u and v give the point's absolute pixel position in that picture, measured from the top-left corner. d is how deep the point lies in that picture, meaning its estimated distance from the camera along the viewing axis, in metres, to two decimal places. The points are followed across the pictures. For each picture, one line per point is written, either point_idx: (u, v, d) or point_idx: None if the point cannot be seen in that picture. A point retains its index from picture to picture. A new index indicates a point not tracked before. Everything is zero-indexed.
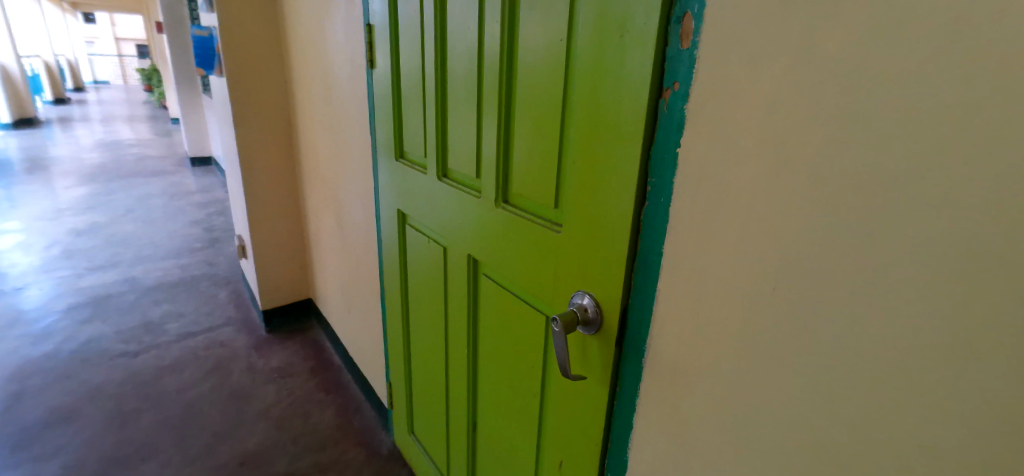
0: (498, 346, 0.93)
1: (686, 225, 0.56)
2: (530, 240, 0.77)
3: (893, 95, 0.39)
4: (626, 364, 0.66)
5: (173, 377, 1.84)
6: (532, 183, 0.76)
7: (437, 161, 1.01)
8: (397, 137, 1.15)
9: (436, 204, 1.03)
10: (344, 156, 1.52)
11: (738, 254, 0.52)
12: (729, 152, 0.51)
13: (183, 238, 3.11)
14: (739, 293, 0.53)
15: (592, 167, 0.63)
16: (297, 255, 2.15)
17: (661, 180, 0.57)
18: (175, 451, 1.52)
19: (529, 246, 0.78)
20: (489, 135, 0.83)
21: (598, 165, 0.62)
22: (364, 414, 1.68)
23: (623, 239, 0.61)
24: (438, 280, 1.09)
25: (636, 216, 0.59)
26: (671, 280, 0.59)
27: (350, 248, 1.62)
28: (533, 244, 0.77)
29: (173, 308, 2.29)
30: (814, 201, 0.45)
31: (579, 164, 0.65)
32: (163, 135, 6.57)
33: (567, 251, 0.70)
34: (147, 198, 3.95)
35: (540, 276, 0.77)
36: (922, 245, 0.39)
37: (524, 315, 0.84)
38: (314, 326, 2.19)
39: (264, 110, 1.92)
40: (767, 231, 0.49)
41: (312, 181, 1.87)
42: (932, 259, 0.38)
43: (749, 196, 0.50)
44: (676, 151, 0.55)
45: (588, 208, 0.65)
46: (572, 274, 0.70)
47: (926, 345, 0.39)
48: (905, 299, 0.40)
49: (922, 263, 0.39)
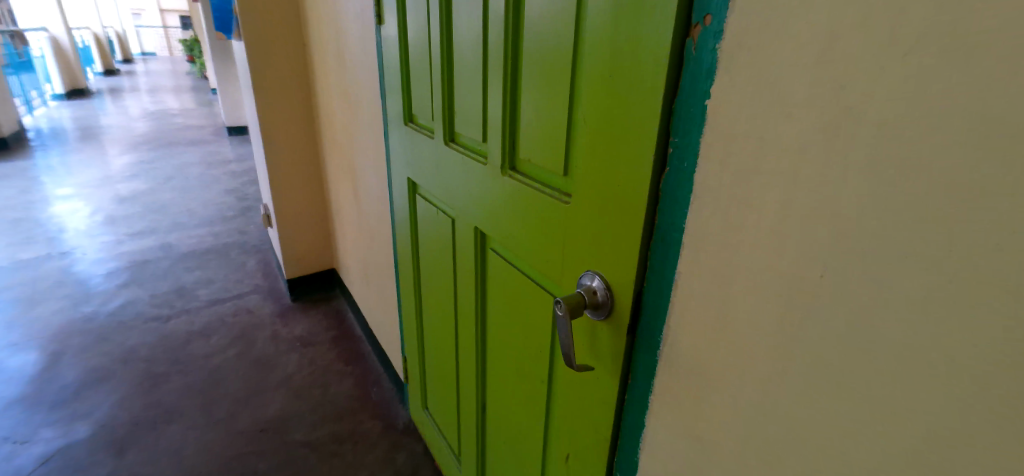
0: (505, 326, 0.86)
1: (708, 197, 0.47)
2: (537, 212, 0.69)
3: (993, 22, 0.28)
4: (639, 355, 0.57)
5: (201, 342, 1.87)
6: (539, 148, 0.67)
7: (444, 125, 0.93)
8: (406, 101, 1.08)
9: (443, 173, 0.96)
10: (358, 123, 1.46)
11: (766, 236, 0.43)
12: (756, 111, 0.41)
13: (217, 206, 3.17)
14: (764, 283, 0.44)
15: (605, 127, 0.54)
16: (319, 226, 2.14)
17: (685, 140, 0.47)
18: (199, 415, 1.54)
19: (536, 220, 0.69)
20: (495, 93, 0.74)
21: (611, 126, 0.53)
22: (382, 386, 1.67)
23: (637, 213, 0.52)
24: (447, 254, 1.02)
25: (654, 185, 0.50)
26: (690, 263, 0.50)
27: (366, 220, 1.57)
28: (540, 217, 0.68)
29: (204, 275, 2.33)
30: (873, 171, 0.35)
31: (589, 125, 0.56)
32: (204, 105, 6.72)
33: (576, 225, 0.61)
34: (186, 167, 4.04)
35: (548, 252, 0.69)
36: (999, 231, 0.29)
37: (532, 294, 0.76)
38: (338, 296, 2.19)
39: (283, 76, 1.88)
40: (803, 208, 0.39)
41: (331, 150, 1.83)
42: (1013, 248, 0.29)
43: (780, 165, 0.40)
44: (704, 104, 0.45)
45: (600, 176, 0.56)
46: (582, 251, 0.61)
47: (1008, 362, 0.30)
48: (971, 299, 0.31)
49: (999, 254, 0.29)
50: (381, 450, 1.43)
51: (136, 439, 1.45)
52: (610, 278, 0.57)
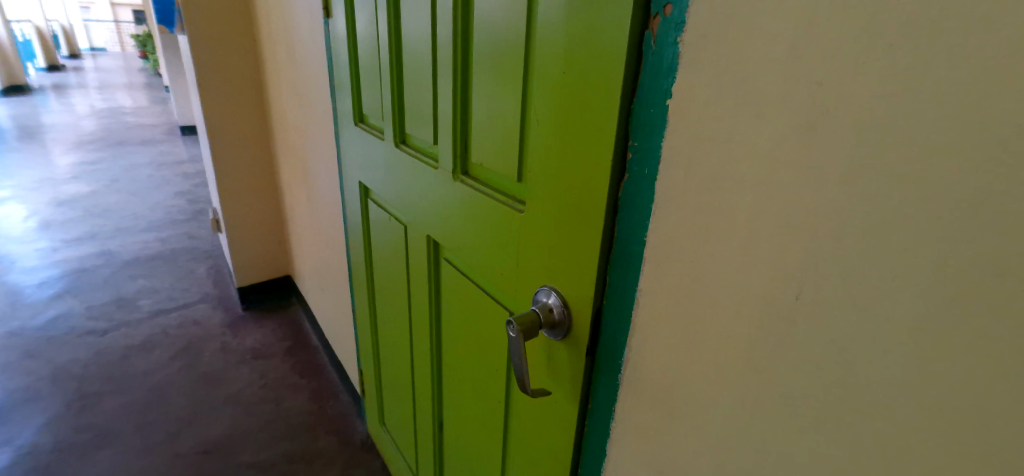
0: (461, 341, 0.80)
1: (670, 207, 0.42)
2: (490, 220, 0.64)
3: (985, 9, 0.24)
4: (599, 378, 0.52)
5: (142, 357, 1.74)
6: (492, 151, 0.61)
7: (394, 126, 0.86)
8: (357, 100, 1.01)
9: (394, 177, 0.89)
10: (310, 122, 1.37)
11: (735, 250, 0.38)
12: (722, 110, 0.37)
13: (166, 209, 2.99)
14: (732, 302, 0.39)
15: (559, 129, 0.49)
16: (273, 231, 2.03)
17: (645, 143, 0.42)
18: (136, 438, 1.42)
19: (490, 228, 0.64)
20: (446, 91, 0.68)
21: (566, 127, 0.48)
22: (339, 399, 1.58)
23: (595, 223, 0.47)
24: (400, 262, 0.96)
25: (613, 193, 0.45)
26: (651, 279, 0.45)
27: (320, 225, 1.49)
28: (494, 225, 0.63)
29: (149, 283, 2.18)
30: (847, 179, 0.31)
31: (543, 127, 0.51)
32: (157, 103, 6.41)
33: (531, 236, 0.56)
34: (135, 168, 3.82)
35: (502, 264, 0.63)
36: (992, 250, 0.25)
37: (487, 308, 0.70)
38: (294, 304, 2.08)
39: (232, 73, 1.77)
40: (774, 219, 0.35)
41: (284, 151, 1.74)
42: (1011, 271, 0.25)
43: (750, 170, 0.36)
44: (665, 103, 0.40)
45: (555, 182, 0.51)
46: (538, 263, 0.56)
47: (1002, 401, 0.26)
48: (967, 325, 0.27)
49: (991, 276, 0.26)
50: (336, 469, 1.35)
51: (63, 467, 1.33)
52: (567, 293, 0.52)
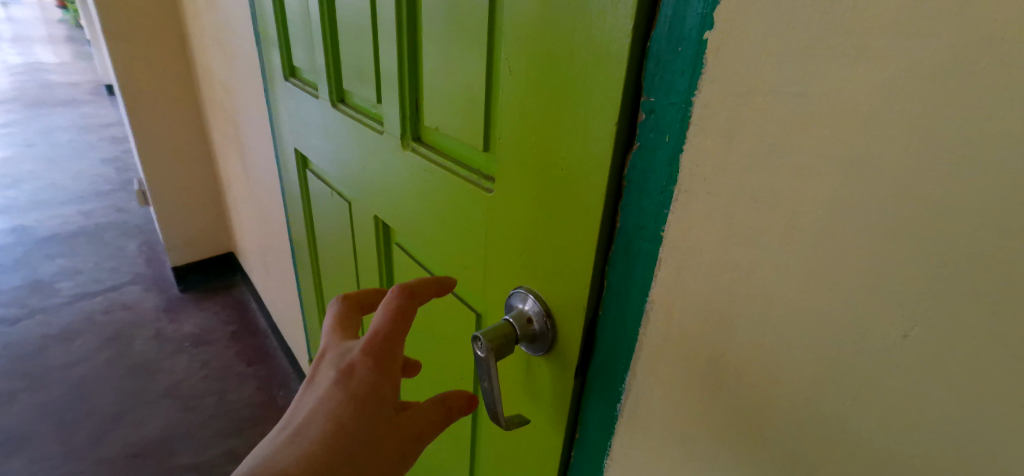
0: (419, 340, 0.68)
1: (693, 193, 0.30)
2: (449, 200, 0.51)
3: None
4: (590, 404, 0.42)
5: (61, 349, 1.54)
6: (449, 111, 0.48)
7: (329, 81, 0.70)
8: (286, 49, 0.83)
9: (333, 143, 0.74)
10: (237, 78, 1.18)
11: (798, 263, 0.26)
12: (792, 52, 0.24)
13: (90, 178, 2.69)
14: (790, 333, 0.28)
15: (540, 81, 0.36)
16: (210, 204, 1.83)
17: (665, 99, 0.29)
18: (54, 442, 1.26)
19: (449, 211, 0.51)
20: (388, 34, 0.53)
21: (551, 79, 0.35)
22: (291, 388, 1.45)
23: (591, 210, 0.35)
24: (347, 245, 0.82)
25: (617, 169, 0.32)
26: (667, 290, 0.33)
27: (258, 199, 1.31)
28: (455, 207, 0.50)
29: (69, 263, 1.95)
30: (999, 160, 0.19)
31: (518, 78, 0.38)
32: (80, 58, 5.78)
33: (503, 222, 0.44)
34: (53, 131, 3.42)
35: (466, 255, 0.51)
36: None
37: (448, 307, 0.58)
38: (240, 283, 1.90)
39: (145, 20, 1.52)
40: (869, 219, 0.23)
41: (213, 112, 1.52)
42: None
43: (833, 147, 0.23)
44: (701, 38, 0.27)
45: (536, 153, 0.38)
46: (512, 257, 0.44)
47: None
48: None
49: None
50: None
51: None
52: (552, 298, 0.41)
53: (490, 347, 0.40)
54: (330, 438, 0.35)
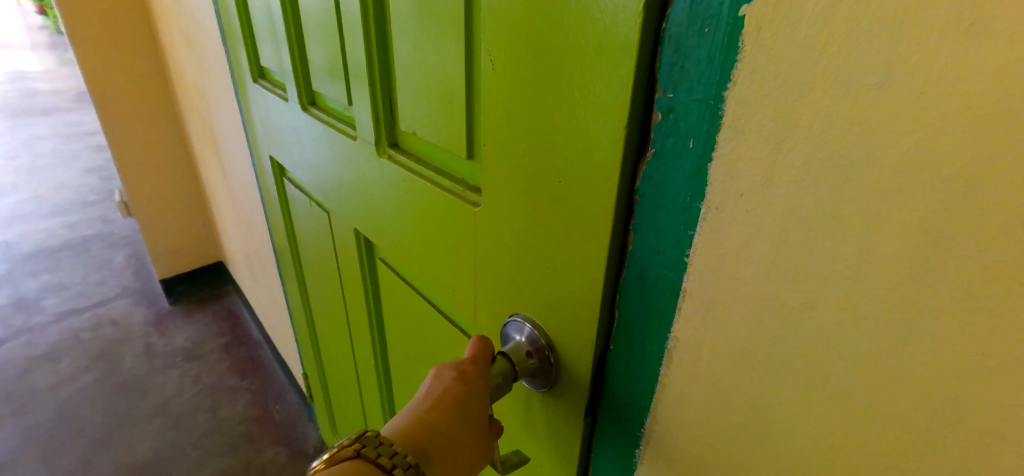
0: (409, 361, 0.63)
1: (726, 210, 0.24)
2: (432, 214, 0.45)
3: None
4: (603, 448, 0.36)
5: (47, 369, 1.49)
6: (426, 112, 0.41)
7: (298, 81, 0.64)
8: (252, 47, 0.77)
9: (307, 149, 0.68)
10: (209, 81, 1.11)
11: (872, 304, 0.20)
12: (864, 33, 0.18)
13: (73, 189, 2.62)
14: (857, 388, 0.22)
15: (529, 78, 0.30)
16: (195, 212, 1.77)
17: (687, 95, 0.23)
18: (41, 468, 1.21)
19: (433, 225, 0.45)
20: (354, 26, 0.47)
21: (543, 74, 0.29)
22: (287, 401, 1.40)
23: (597, 230, 0.28)
24: (330, 255, 0.76)
25: (628, 181, 0.26)
26: (693, 326, 0.27)
27: (240, 208, 1.25)
28: (438, 222, 0.44)
29: (54, 279, 1.89)
30: None
31: (503, 75, 0.31)
32: (60, 65, 5.65)
33: (492, 240, 0.38)
34: (34, 142, 3.33)
35: (453, 275, 0.45)
36: None
37: (437, 329, 0.52)
38: (231, 292, 1.84)
39: (112, 24, 1.44)
40: (974, 254, 0.17)
41: (190, 118, 1.45)
42: None
43: (925, 159, 0.18)
44: (736, 14, 0.21)
45: (528, 163, 0.32)
46: (505, 279, 0.38)
47: None
48: None
49: None
50: None
51: None
52: (552, 328, 0.35)
53: (501, 380, 0.36)
54: (440, 433, 0.35)
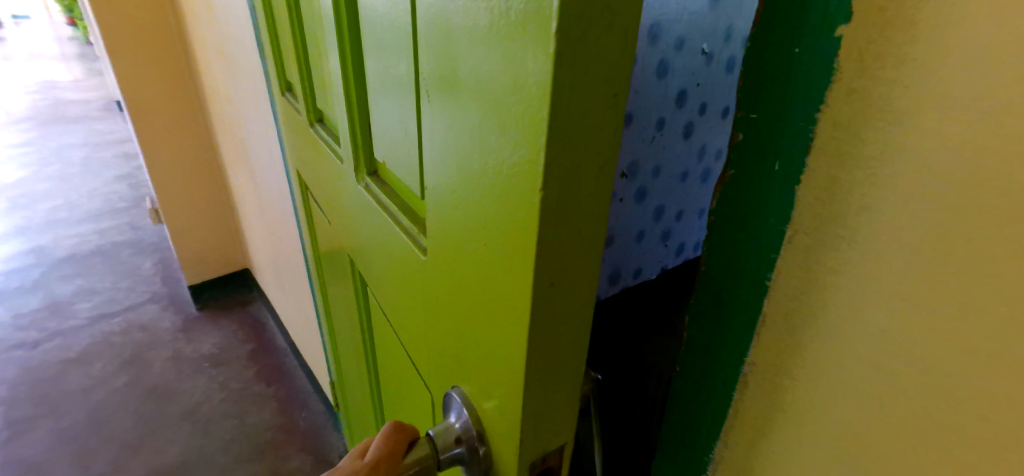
0: (392, 395, 0.60)
1: (817, 221, 0.25)
2: (397, 253, 0.41)
3: None
4: (676, 445, 0.38)
5: (80, 373, 1.52)
6: (390, 146, 0.38)
7: (308, 98, 0.64)
8: (277, 62, 0.78)
9: (318, 163, 0.68)
10: (244, 92, 1.13)
11: (978, 327, 0.21)
12: (968, 55, 0.19)
13: (103, 196, 2.68)
14: (960, 411, 0.22)
15: (464, 127, 0.25)
16: (223, 219, 1.80)
17: (781, 111, 0.25)
18: (74, 471, 1.23)
19: (398, 265, 0.42)
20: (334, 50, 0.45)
21: (477, 126, 0.24)
22: (312, 409, 1.41)
23: (520, 309, 0.25)
24: (338, 268, 0.75)
25: (549, 241, 0.22)
26: (775, 331, 0.29)
27: (270, 217, 1.27)
28: (401, 262, 0.41)
29: (86, 284, 1.93)
30: None
31: (433, 113, 0.28)
32: (89, 75, 5.81)
33: (440, 295, 0.34)
34: (66, 149, 3.43)
35: (414, 319, 0.41)
36: None
37: (408, 370, 0.49)
38: (256, 299, 1.87)
39: (149, 37, 1.48)
40: None
41: (221, 128, 1.48)
42: None
43: None
44: (834, 34, 0.22)
45: (467, 220, 0.27)
46: (453, 342, 0.34)
47: None
48: None
49: None
50: None
51: None
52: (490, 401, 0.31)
53: (417, 468, 0.36)
54: None
